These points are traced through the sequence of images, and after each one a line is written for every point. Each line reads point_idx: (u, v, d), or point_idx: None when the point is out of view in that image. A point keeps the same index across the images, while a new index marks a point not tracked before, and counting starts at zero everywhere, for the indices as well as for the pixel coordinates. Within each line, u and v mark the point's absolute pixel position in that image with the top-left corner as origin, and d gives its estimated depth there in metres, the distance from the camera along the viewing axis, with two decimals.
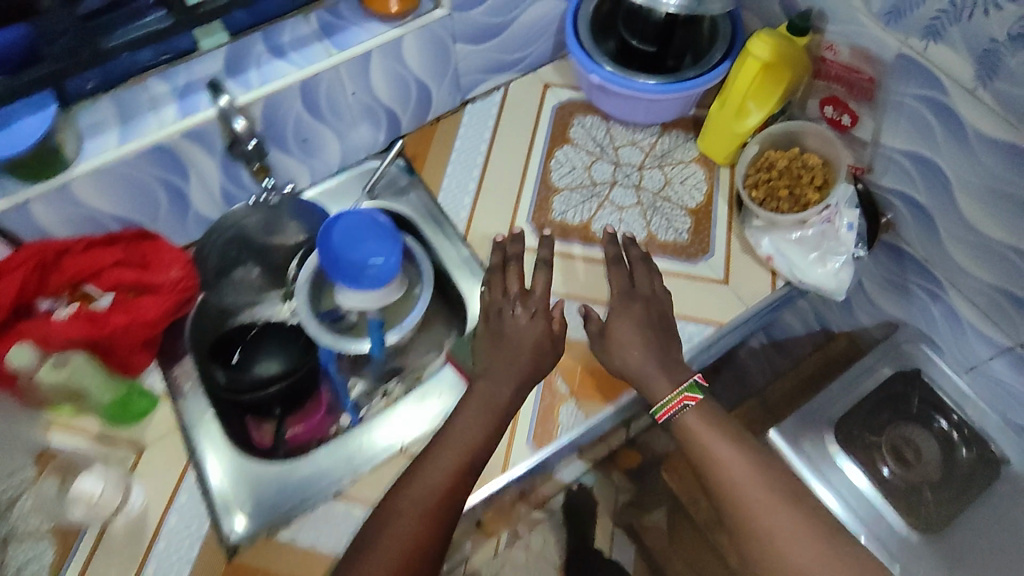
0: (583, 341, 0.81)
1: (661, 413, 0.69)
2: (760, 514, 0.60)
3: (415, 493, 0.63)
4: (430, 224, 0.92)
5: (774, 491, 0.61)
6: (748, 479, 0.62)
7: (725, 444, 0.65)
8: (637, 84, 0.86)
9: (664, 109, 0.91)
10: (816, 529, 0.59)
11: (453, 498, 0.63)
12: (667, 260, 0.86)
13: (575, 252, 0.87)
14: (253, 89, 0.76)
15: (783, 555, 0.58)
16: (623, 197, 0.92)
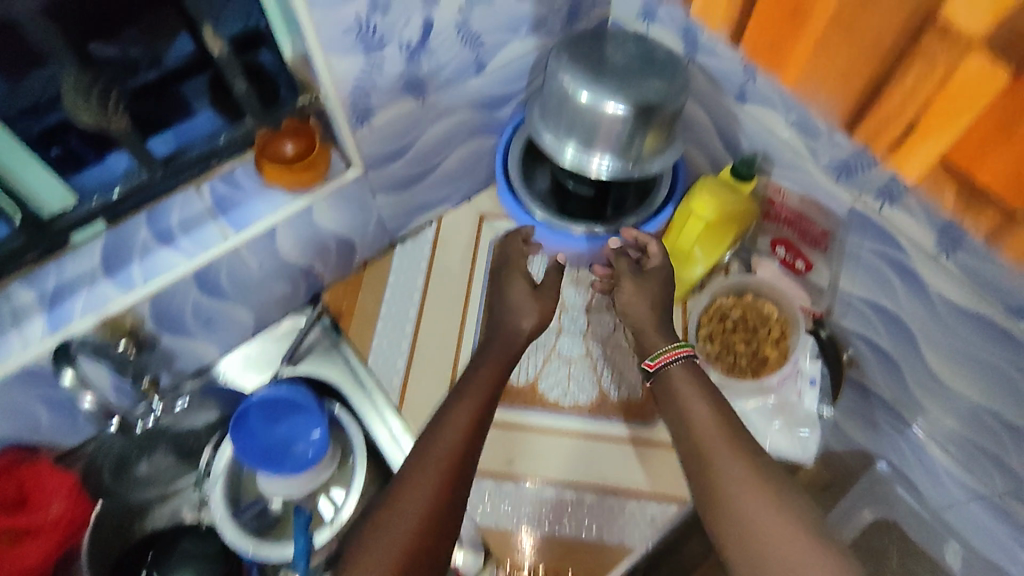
0: (535, 532, 0.73)
1: (654, 362, 0.66)
2: (722, 466, 0.55)
3: (432, 454, 0.58)
4: (361, 392, 0.83)
5: (737, 446, 0.57)
6: (693, 404, 0.61)
7: (704, 405, 0.60)
8: (573, 236, 0.79)
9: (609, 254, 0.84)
10: (779, 495, 0.53)
11: (464, 485, 0.58)
12: (623, 423, 0.80)
13: (522, 419, 0.80)
14: (138, 288, 0.67)
15: (732, 501, 0.53)
16: (570, 347, 0.84)
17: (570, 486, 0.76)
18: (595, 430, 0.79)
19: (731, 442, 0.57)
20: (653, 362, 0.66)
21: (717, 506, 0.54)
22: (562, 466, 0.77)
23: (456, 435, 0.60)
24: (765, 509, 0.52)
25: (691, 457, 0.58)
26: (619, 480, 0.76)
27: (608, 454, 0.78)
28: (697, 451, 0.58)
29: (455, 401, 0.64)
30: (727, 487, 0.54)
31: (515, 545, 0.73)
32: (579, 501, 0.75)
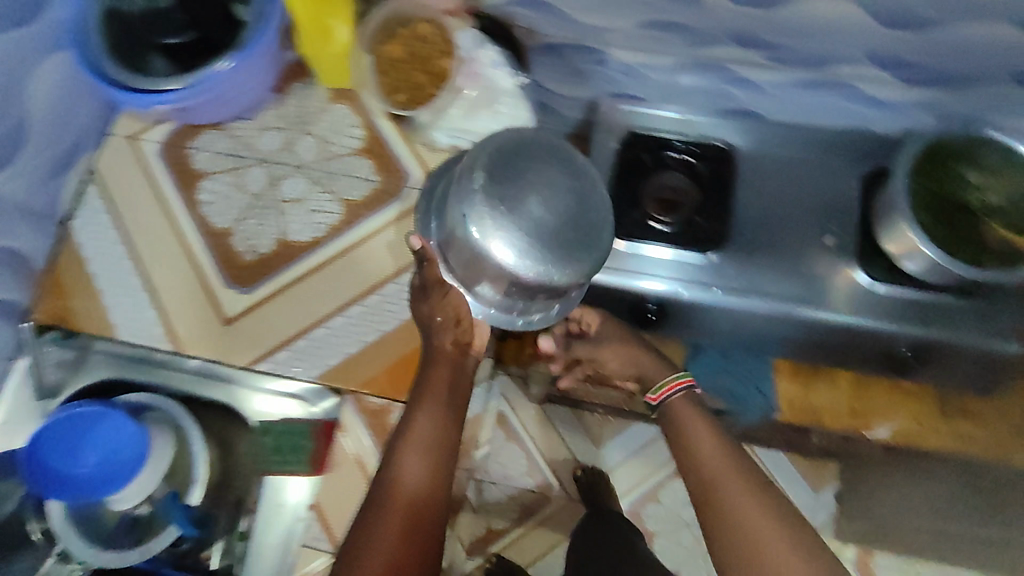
0: (365, 345, 0.75)
1: (657, 395, 0.84)
2: (735, 503, 0.73)
3: (383, 524, 0.64)
4: (147, 365, 0.78)
5: (753, 486, 0.74)
6: (707, 451, 0.78)
7: (702, 430, 0.79)
8: (165, 95, 0.71)
9: (238, 96, 0.78)
10: (773, 507, 0.73)
11: (429, 527, 0.65)
12: (379, 213, 0.78)
13: (295, 275, 0.76)
14: None
15: (732, 518, 0.72)
16: (292, 187, 0.79)
17: (371, 290, 0.76)
18: (359, 236, 0.77)
19: (733, 474, 0.75)
20: (656, 398, 0.83)
21: (721, 525, 0.73)
22: (353, 283, 0.76)
23: (396, 508, 0.64)
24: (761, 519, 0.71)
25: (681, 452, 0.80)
26: (402, 257, 0.77)
27: (384, 245, 0.77)
28: (689, 453, 0.79)
29: (400, 454, 0.67)
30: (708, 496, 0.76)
31: (356, 365, 0.74)
32: (382, 296, 0.76)
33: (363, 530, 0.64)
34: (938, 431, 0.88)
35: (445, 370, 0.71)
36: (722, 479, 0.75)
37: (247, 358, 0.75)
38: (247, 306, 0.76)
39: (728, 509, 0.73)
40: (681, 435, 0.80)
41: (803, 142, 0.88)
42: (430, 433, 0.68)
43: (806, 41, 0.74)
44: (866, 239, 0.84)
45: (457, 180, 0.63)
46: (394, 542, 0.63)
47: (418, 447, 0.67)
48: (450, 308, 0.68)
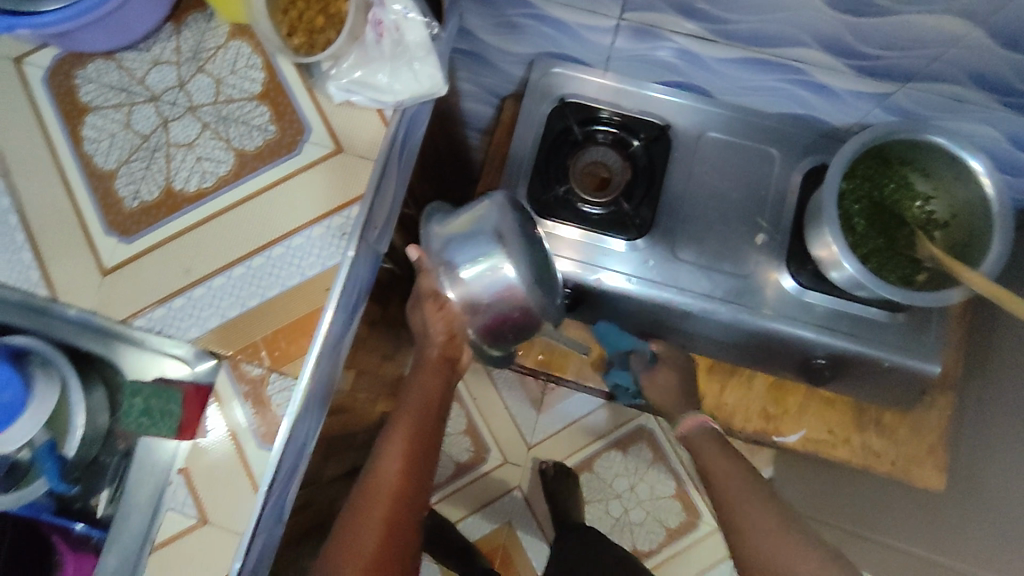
0: (247, 311, 0.70)
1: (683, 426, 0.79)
2: (735, 497, 0.68)
3: (369, 512, 0.67)
4: (21, 308, 0.74)
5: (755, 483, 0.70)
6: (725, 464, 0.72)
7: (713, 449, 0.75)
8: (45, 17, 0.64)
9: (130, 19, 0.71)
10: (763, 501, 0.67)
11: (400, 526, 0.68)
12: (273, 167, 0.73)
13: (179, 226, 0.72)
14: None
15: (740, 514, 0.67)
16: (184, 130, 0.74)
17: (260, 251, 0.71)
18: (249, 191, 0.72)
19: (736, 473, 0.71)
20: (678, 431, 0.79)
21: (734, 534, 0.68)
22: (237, 241, 0.71)
23: (378, 509, 0.67)
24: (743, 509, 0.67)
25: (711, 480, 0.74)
26: (294, 216, 0.72)
27: (276, 203, 0.72)
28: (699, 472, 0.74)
29: (384, 455, 0.70)
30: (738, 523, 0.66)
31: (236, 332, 0.69)
32: (270, 258, 0.71)
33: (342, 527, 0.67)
34: (847, 443, 0.86)
35: (437, 379, 0.74)
36: (726, 485, 0.70)
37: (125, 315, 0.70)
38: (126, 258, 0.71)
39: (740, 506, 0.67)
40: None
41: (744, 125, 0.83)
42: (402, 436, 0.71)
43: (757, 13, 0.66)
44: (795, 237, 0.79)
45: (464, 232, 0.72)
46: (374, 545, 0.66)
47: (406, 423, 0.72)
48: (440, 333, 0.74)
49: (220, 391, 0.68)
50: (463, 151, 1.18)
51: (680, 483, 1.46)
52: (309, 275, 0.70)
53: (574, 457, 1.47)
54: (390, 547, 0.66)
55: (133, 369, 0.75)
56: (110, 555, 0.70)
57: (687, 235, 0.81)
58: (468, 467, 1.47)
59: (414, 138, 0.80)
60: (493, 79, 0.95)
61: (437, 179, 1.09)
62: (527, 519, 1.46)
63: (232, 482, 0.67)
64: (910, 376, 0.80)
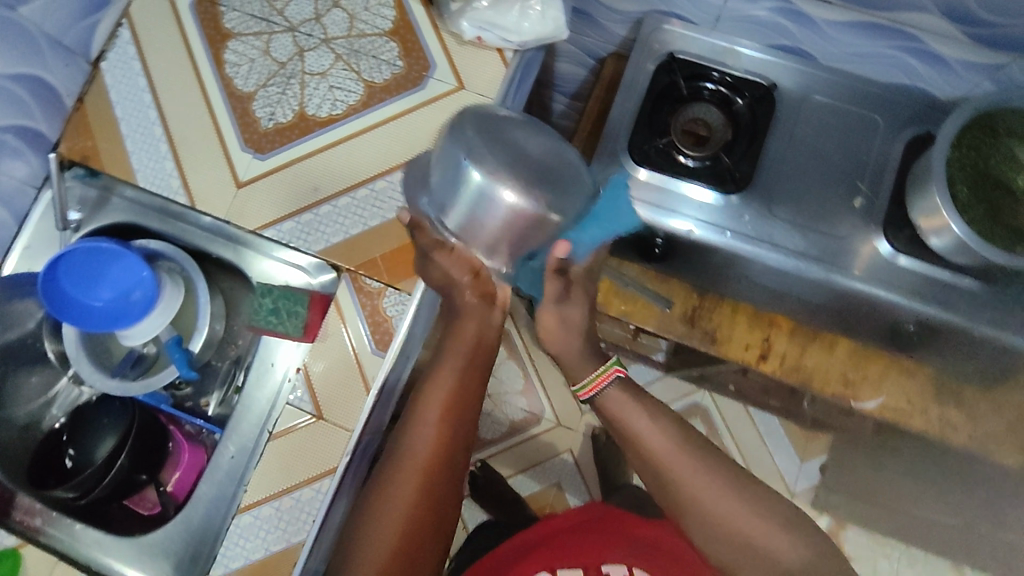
0: (369, 229, 0.75)
1: (587, 390, 0.67)
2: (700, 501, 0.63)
3: (402, 478, 0.62)
4: (156, 213, 0.81)
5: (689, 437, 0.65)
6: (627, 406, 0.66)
7: (643, 420, 0.65)
8: None
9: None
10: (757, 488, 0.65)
11: (435, 487, 0.62)
12: (398, 99, 0.77)
13: (309, 147, 0.77)
14: None
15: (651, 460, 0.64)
16: (318, 60, 0.79)
17: (382, 175, 0.76)
18: (374, 119, 0.77)
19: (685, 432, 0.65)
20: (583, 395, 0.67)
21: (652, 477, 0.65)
22: (362, 165, 0.76)
23: (413, 471, 0.62)
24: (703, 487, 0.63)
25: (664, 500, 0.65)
26: (415, 146, 0.76)
27: (400, 132, 0.77)
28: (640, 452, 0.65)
29: (416, 416, 0.64)
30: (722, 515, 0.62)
31: (358, 247, 0.74)
32: (391, 183, 0.76)
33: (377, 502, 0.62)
34: (923, 414, 0.85)
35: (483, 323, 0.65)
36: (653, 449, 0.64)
37: (256, 225, 0.76)
38: (260, 173, 0.77)
39: (662, 463, 0.64)
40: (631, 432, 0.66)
41: (848, 92, 0.84)
42: (440, 394, 0.64)
43: None
44: (893, 205, 0.80)
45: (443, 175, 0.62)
46: (406, 510, 0.61)
47: (440, 398, 0.63)
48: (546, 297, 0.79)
49: (340, 301, 0.74)
50: (550, 116, 1.21)
51: None
52: None
53: None
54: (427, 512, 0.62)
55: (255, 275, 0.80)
56: (229, 443, 0.75)
57: (781, 197, 0.83)
58: (523, 427, 1.51)
59: (526, 85, 0.84)
60: (594, 40, 0.98)
61: None
62: (577, 482, 1.49)
63: (346, 384, 0.72)
64: (992, 347, 0.82)
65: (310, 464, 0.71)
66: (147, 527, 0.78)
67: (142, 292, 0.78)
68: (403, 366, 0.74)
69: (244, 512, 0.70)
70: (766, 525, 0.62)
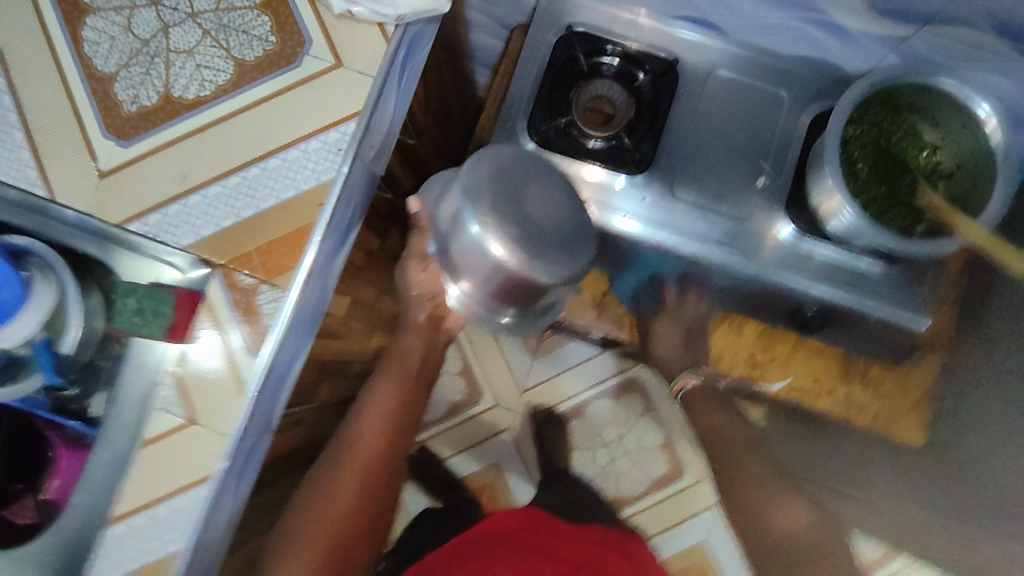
0: (241, 221, 0.70)
1: None
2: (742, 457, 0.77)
3: (350, 465, 0.86)
4: (17, 208, 0.75)
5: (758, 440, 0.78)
6: None
7: None
8: None
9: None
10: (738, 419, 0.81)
11: (378, 480, 0.87)
12: (271, 78, 0.72)
13: (175, 133, 0.71)
14: None
15: None
16: (183, 37, 0.72)
17: (254, 163, 0.71)
18: (246, 101, 0.72)
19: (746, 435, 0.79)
20: None
21: None
22: (234, 151, 0.71)
23: (358, 463, 0.86)
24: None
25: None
26: (291, 130, 0.71)
27: (273, 115, 0.71)
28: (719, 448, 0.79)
29: (365, 420, 0.89)
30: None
31: (231, 240, 0.70)
32: (264, 171, 0.71)
33: (333, 493, 0.84)
34: (831, 394, 0.88)
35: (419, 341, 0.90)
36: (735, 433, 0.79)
37: (121, 218, 0.71)
38: (123, 161, 0.71)
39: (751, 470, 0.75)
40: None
41: (756, 66, 0.81)
42: (388, 398, 0.90)
43: None
44: (796, 184, 0.78)
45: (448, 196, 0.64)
46: (352, 497, 0.84)
47: (376, 426, 0.88)
48: (431, 282, 0.77)
49: (211, 299, 0.70)
50: (471, 89, 1.16)
51: (670, 436, 1.47)
52: (302, 189, 0.71)
53: (567, 404, 1.49)
54: (370, 501, 0.86)
55: (127, 272, 0.76)
56: (100, 449, 0.72)
57: (686, 176, 0.80)
58: (462, 407, 1.49)
59: (416, 61, 0.78)
60: (504, 9, 0.93)
61: (443, 116, 1.08)
62: (516, 461, 1.48)
63: (219, 384, 0.69)
64: (898, 330, 0.80)
65: (183, 471, 0.67)
66: (21, 539, 0.75)
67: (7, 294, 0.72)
68: (286, 362, 0.71)
69: (118, 522, 0.67)
70: None
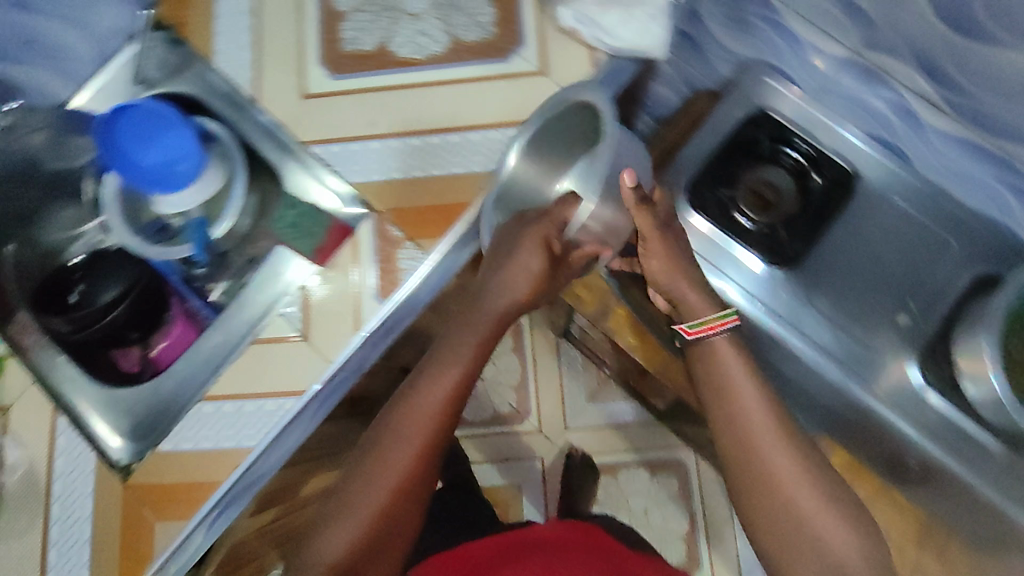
0: (406, 178, 0.75)
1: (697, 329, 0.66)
2: (773, 465, 0.60)
3: (410, 426, 0.61)
4: (220, 98, 0.81)
5: (787, 431, 0.62)
6: (732, 364, 0.65)
7: (741, 370, 0.64)
8: None
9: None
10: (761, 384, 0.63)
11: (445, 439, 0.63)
12: (478, 64, 0.76)
13: (378, 83, 0.77)
14: None
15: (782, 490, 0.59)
16: (415, 4, 0.79)
17: (436, 132, 0.76)
18: (450, 76, 0.76)
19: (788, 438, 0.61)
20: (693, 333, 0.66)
21: (742, 452, 0.61)
22: (423, 116, 0.76)
23: (424, 423, 0.62)
24: (802, 492, 0.59)
25: (789, 549, 0.59)
26: (478, 115, 0.76)
27: (469, 96, 0.76)
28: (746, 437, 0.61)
29: (424, 381, 0.63)
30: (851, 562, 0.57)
31: (392, 192, 0.75)
32: (444, 143, 0.75)
33: (377, 456, 0.61)
34: (901, 551, 0.83)
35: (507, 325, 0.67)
36: (754, 416, 0.62)
37: (306, 139, 0.78)
38: (326, 91, 0.77)
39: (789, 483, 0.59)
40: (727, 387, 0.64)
41: (934, 207, 0.78)
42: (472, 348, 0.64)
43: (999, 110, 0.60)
44: (939, 335, 0.76)
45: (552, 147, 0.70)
46: (409, 458, 0.61)
47: (445, 390, 0.62)
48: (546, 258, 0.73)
49: (359, 238, 0.74)
50: None
51: (694, 526, 1.43)
52: (471, 170, 0.75)
53: (605, 455, 1.47)
54: (428, 469, 0.62)
55: (289, 184, 0.80)
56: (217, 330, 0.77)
57: (830, 285, 0.79)
58: (505, 420, 1.48)
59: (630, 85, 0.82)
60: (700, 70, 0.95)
61: None
62: (538, 491, 1.47)
63: (341, 312, 0.72)
64: (996, 521, 0.76)
65: (281, 378, 0.71)
66: (119, 382, 0.79)
67: (188, 169, 0.76)
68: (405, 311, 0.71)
69: (208, 402, 0.72)
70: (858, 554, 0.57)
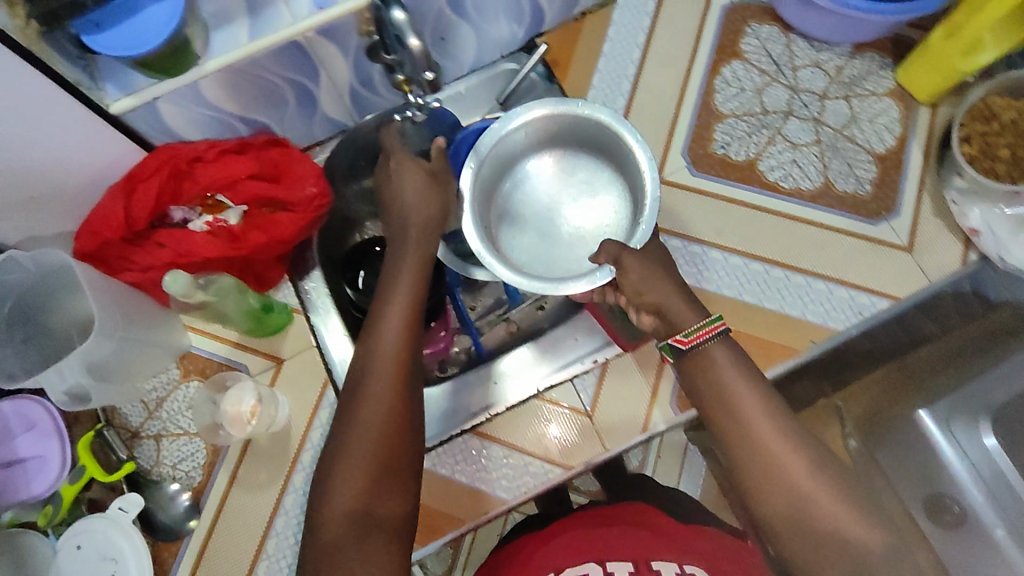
0: (738, 300, 0.73)
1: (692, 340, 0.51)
2: (812, 489, 0.45)
3: (360, 430, 0.49)
4: None
5: (786, 425, 0.48)
6: (742, 394, 0.49)
7: (749, 395, 0.48)
8: None
9: (874, 29, 0.75)
10: (783, 428, 0.47)
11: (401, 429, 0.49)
12: (846, 216, 0.74)
13: (736, 195, 0.75)
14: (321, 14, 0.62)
15: (804, 501, 0.45)
16: (798, 132, 0.77)
17: (783, 267, 0.73)
18: (813, 217, 0.74)
19: (787, 423, 0.48)
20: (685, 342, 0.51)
21: (754, 471, 0.47)
22: (771, 244, 0.74)
23: (372, 429, 0.48)
24: (797, 460, 0.46)
25: (795, 529, 0.45)
26: (832, 267, 0.73)
27: (826, 244, 0.74)
28: (773, 470, 0.46)
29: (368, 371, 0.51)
30: (876, 556, 0.43)
31: (721, 308, 0.73)
32: (786, 280, 0.73)
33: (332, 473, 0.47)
34: None
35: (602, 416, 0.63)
36: (761, 426, 0.47)
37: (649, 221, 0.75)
38: (686, 184, 0.76)
39: (827, 506, 0.45)
40: (727, 398, 0.49)
41: None
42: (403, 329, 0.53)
43: None
44: None
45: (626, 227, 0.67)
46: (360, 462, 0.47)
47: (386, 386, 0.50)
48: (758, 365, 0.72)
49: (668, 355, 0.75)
50: None
51: None
52: (809, 319, 0.72)
53: None
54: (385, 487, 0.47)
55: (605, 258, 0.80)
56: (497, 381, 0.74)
57: None
58: None
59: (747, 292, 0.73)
60: None
61: None
62: None
63: (632, 409, 0.74)
64: None
65: (558, 449, 0.72)
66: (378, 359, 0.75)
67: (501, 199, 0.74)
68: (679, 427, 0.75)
69: (477, 437, 0.73)
70: (862, 525, 0.44)
